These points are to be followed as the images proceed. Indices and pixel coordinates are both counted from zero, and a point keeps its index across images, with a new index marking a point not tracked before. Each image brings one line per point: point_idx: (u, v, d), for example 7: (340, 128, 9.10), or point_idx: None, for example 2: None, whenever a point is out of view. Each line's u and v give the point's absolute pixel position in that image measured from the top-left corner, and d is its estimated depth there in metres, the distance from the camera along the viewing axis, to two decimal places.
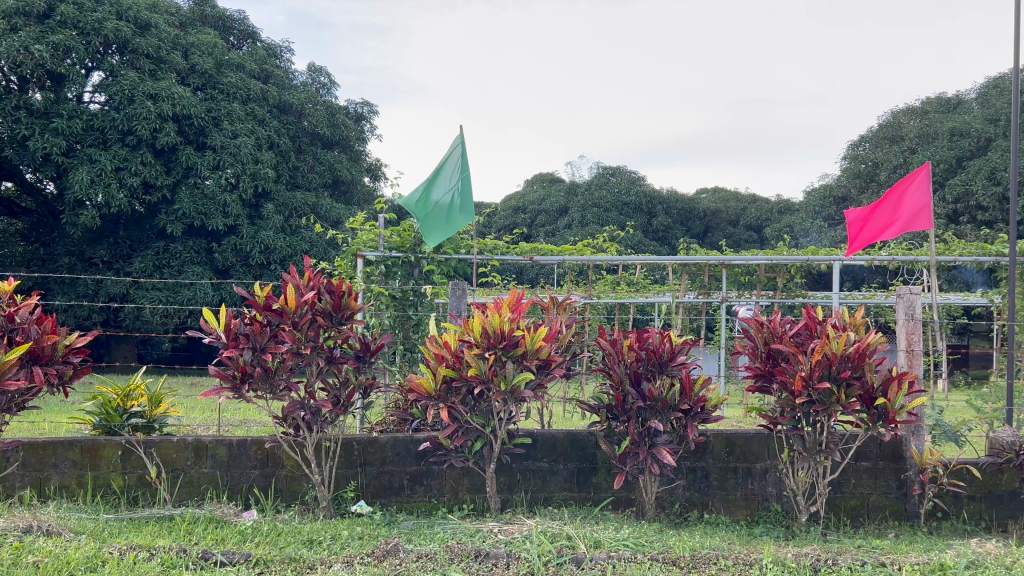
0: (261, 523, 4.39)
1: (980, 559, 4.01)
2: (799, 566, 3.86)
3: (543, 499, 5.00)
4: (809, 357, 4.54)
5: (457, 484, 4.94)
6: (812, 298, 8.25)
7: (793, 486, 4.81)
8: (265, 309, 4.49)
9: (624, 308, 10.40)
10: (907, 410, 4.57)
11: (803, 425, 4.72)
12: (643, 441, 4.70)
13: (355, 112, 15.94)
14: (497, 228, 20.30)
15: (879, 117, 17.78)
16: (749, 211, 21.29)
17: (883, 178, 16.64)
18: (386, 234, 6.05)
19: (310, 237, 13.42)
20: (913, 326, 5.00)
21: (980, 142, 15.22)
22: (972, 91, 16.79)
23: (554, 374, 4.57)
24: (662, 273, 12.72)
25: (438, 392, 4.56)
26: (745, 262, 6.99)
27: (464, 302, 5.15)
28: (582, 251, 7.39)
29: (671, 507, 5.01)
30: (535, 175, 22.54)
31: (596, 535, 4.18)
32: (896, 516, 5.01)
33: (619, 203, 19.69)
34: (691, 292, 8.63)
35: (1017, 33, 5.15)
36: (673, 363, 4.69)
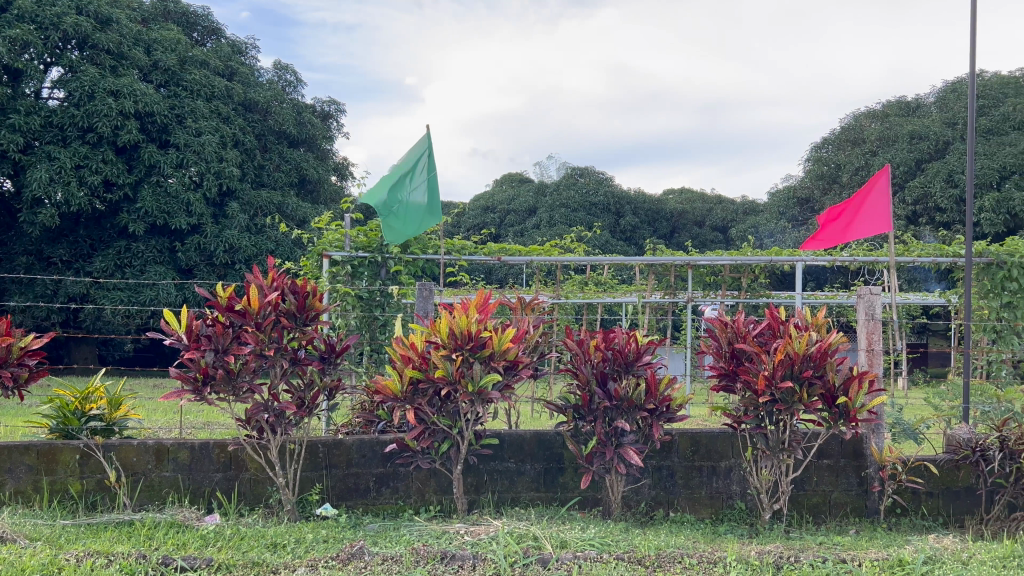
0: (224, 528, 4.33)
1: (937, 555, 4.08)
2: (762, 564, 3.90)
3: (510, 499, 5.00)
4: (771, 357, 4.60)
5: (424, 485, 4.92)
6: (775, 298, 8.35)
7: (756, 484, 4.87)
8: (227, 310, 4.42)
9: (592, 308, 10.45)
10: (867, 408, 4.64)
11: (767, 424, 4.78)
12: (610, 441, 4.72)
13: (321, 110, 15.80)
14: (466, 228, 20.26)
15: (841, 120, 18.07)
16: (714, 212, 21.49)
17: (845, 180, 16.92)
18: (352, 234, 5.99)
19: (275, 236, 13.25)
20: (873, 326, 5.09)
21: (938, 145, 15.58)
22: (931, 94, 17.13)
23: (522, 375, 4.56)
24: (629, 273, 12.77)
25: (404, 394, 4.53)
26: (709, 261, 7.06)
27: (431, 303, 5.13)
28: (549, 252, 7.41)
29: (637, 506, 5.05)
30: (503, 175, 22.55)
31: (562, 535, 4.18)
32: (857, 513, 5.09)
33: (586, 203, 19.76)
34: (657, 292, 8.69)
35: (975, 38, 5.26)
36: (639, 363, 4.71)
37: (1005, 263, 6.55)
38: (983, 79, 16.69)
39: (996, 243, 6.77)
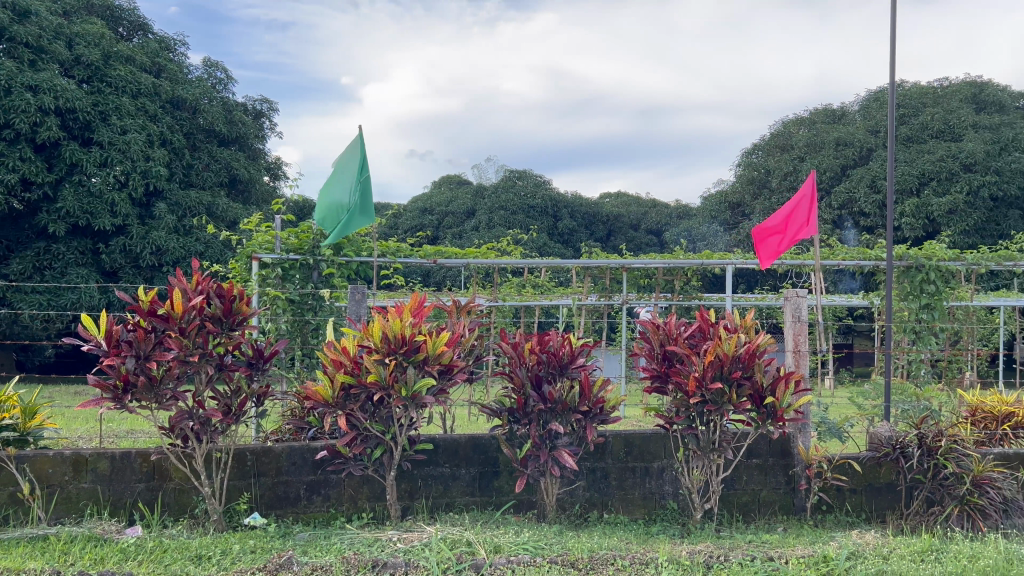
0: (146, 540, 4.17)
1: (859, 550, 4.20)
2: (693, 564, 3.95)
3: (445, 505, 4.95)
4: (701, 358, 4.68)
5: (356, 492, 4.84)
6: (709, 300, 8.48)
7: (688, 484, 4.94)
8: (149, 314, 4.26)
9: (530, 311, 10.46)
10: (794, 408, 4.75)
11: (697, 425, 4.85)
12: (544, 444, 4.72)
13: (253, 109, 15.45)
14: (403, 230, 19.90)
15: (771, 127, 18.52)
16: (649, 215, 21.81)
17: (777, 184, 17.14)
18: (283, 236, 5.86)
19: (205, 237, 12.90)
20: (800, 327, 5.21)
21: (863, 151, 16.16)
22: (854, 103, 17.71)
23: (456, 379, 4.52)
24: (566, 276, 12.83)
25: (335, 400, 4.44)
26: (643, 264, 7.13)
27: (364, 306, 5.05)
28: (485, 254, 7.37)
29: (572, 508, 5.06)
30: (441, 177, 22.43)
31: (496, 539, 4.16)
32: (785, 510, 5.21)
33: (524, 206, 19.81)
34: (593, 295, 8.75)
35: (894, 50, 5.44)
36: (573, 366, 4.73)
37: (922, 266, 6.85)
38: (904, 88, 17.35)
39: (914, 247, 7.03)
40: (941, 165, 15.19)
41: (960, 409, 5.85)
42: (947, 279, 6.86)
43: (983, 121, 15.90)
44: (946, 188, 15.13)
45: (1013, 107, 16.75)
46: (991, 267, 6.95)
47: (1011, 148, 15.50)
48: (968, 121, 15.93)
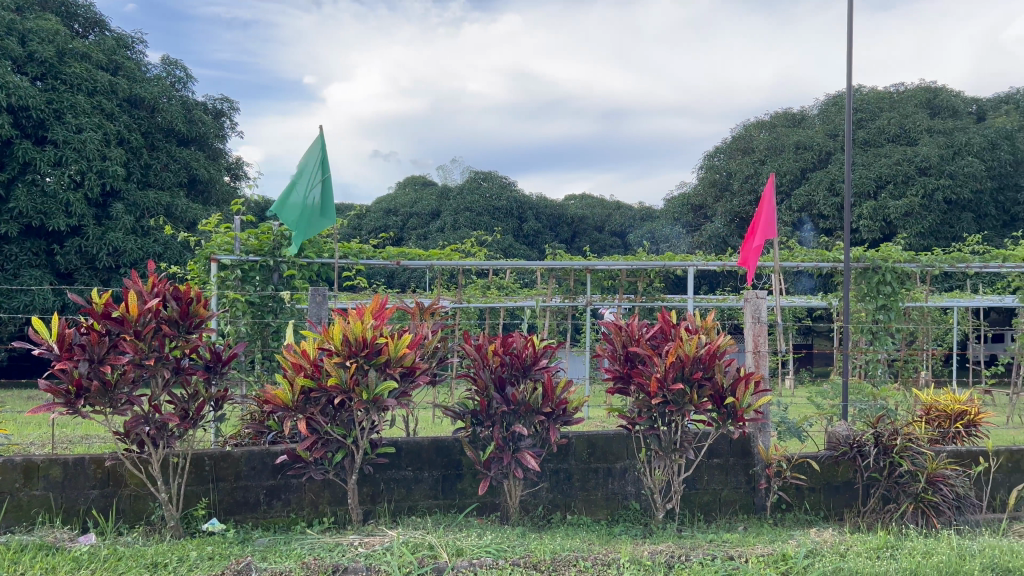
0: (100, 548, 4.08)
1: (818, 548, 4.26)
2: (654, 564, 3.98)
3: (407, 508, 4.91)
4: (663, 358, 4.72)
5: (317, 497, 4.78)
6: (671, 301, 8.55)
7: (649, 484, 4.98)
8: (103, 317, 4.17)
9: (494, 312, 10.45)
10: (753, 408, 4.80)
11: (659, 425, 4.88)
12: (508, 446, 4.71)
13: (213, 108, 15.21)
14: (367, 231, 19.74)
15: (733, 130, 18.73)
16: (613, 217, 21.93)
17: (736, 188, 17.37)
18: (242, 236, 5.76)
19: (163, 238, 12.69)
20: (759, 328, 5.27)
21: (821, 155, 16.45)
22: (814, 107, 18.00)
23: (419, 381, 4.49)
24: (530, 278, 12.84)
25: (295, 404, 4.38)
26: (607, 266, 7.15)
27: (325, 309, 5.03)
28: (448, 255, 7.34)
29: (535, 510, 5.05)
30: (405, 178, 22.32)
31: (459, 542, 4.14)
32: (746, 509, 5.26)
33: (489, 207, 19.77)
34: (557, 296, 8.76)
35: (850, 55, 5.53)
36: (536, 367, 4.73)
37: (879, 268, 6.97)
38: (861, 93, 17.67)
39: (871, 249, 7.15)
40: (898, 168, 15.51)
41: (916, 407, 5.99)
42: (902, 281, 6.99)
43: (937, 126, 16.25)
44: (902, 191, 15.45)
45: (966, 113, 17.16)
46: (946, 268, 7.10)
47: (964, 152, 15.87)
48: (923, 126, 16.27)
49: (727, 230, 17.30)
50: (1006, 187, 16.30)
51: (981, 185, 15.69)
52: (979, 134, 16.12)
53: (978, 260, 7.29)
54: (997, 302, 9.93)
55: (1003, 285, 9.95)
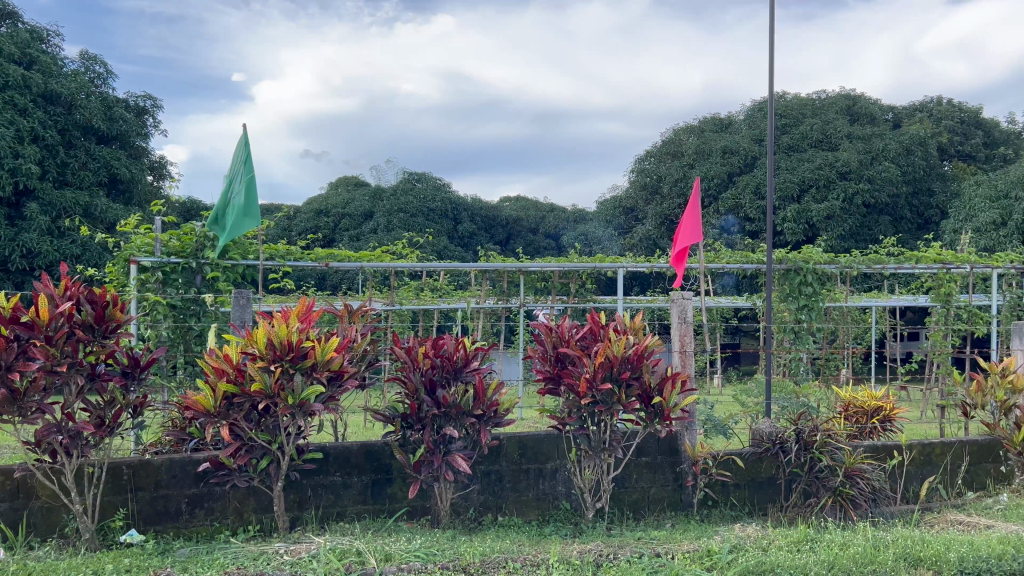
0: (7, 564, 3.89)
1: (741, 543, 4.35)
2: (583, 563, 4.00)
3: (336, 514, 4.83)
4: (592, 359, 4.76)
5: (242, 504, 4.67)
6: (602, 301, 8.66)
7: (580, 484, 5.02)
8: (10, 322, 3.98)
9: (428, 314, 10.41)
10: (680, 407, 4.88)
11: (589, 425, 4.93)
12: (438, 449, 4.68)
13: (135, 105, 14.70)
14: (297, 233, 19.37)
15: (663, 134, 19.02)
16: (547, 219, 22.09)
17: (666, 191, 17.66)
18: (163, 237, 5.55)
19: (81, 240, 12.23)
20: (686, 329, 5.37)
21: (747, 160, 16.91)
22: (741, 112, 18.46)
23: (347, 385, 4.43)
24: (464, 279, 12.84)
25: (218, 410, 4.27)
26: (538, 268, 7.18)
27: (249, 312, 4.93)
28: (379, 257, 7.26)
29: (466, 513, 5.03)
30: (337, 179, 22.05)
31: (388, 547, 4.09)
32: (673, 507, 5.35)
33: (423, 209, 19.61)
34: (490, 298, 8.78)
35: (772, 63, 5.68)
36: (467, 369, 4.71)
37: (800, 269, 7.16)
38: (785, 99, 18.19)
39: (792, 251, 7.36)
40: (820, 173, 16.02)
41: (835, 404, 6.21)
42: (822, 281, 7.23)
43: (856, 132, 16.87)
44: (824, 195, 15.96)
45: (882, 120, 17.86)
46: (863, 269, 7.36)
47: (881, 158, 16.51)
48: (843, 132, 16.87)
49: (657, 232, 17.57)
50: (920, 191, 17.03)
51: (897, 189, 16.36)
52: (895, 140, 16.79)
53: (892, 262, 7.58)
54: (911, 301, 10.35)
55: (917, 286, 10.37)
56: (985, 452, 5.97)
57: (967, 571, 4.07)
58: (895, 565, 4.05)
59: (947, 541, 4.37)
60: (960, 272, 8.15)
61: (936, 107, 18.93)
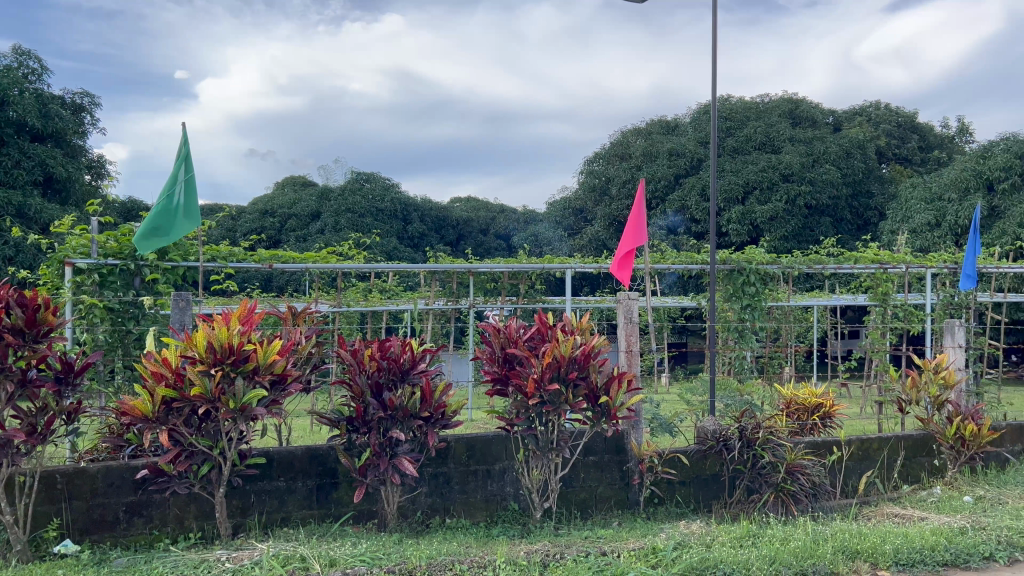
0: None
1: (685, 540, 4.41)
2: (530, 564, 4.01)
3: (279, 520, 4.75)
4: (540, 359, 4.77)
5: (182, 512, 4.56)
6: (551, 301, 8.70)
7: (528, 484, 5.02)
8: None
9: (377, 316, 10.32)
10: (626, 406, 4.93)
11: (537, 425, 4.94)
12: (384, 452, 4.63)
13: (71, 103, 14.25)
14: (242, 233, 19.02)
15: (611, 135, 19.18)
16: (497, 220, 22.14)
17: (615, 192, 17.82)
18: (100, 239, 5.38)
19: (14, 241, 11.81)
20: (632, 328, 5.42)
21: (693, 162, 17.18)
22: (687, 115, 18.72)
23: (290, 389, 4.34)
24: (414, 280, 12.77)
25: (156, 415, 4.17)
26: (486, 268, 7.17)
27: (189, 314, 4.82)
28: (325, 258, 7.15)
29: (413, 515, 4.99)
30: (284, 179, 21.73)
31: (332, 552, 4.04)
32: (620, 505, 5.39)
33: (372, 209, 19.40)
34: (439, 299, 8.74)
35: (714, 67, 5.77)
36: (414, 371, 4.67)
37: (744, 269, 7.29)
38: (730, 102, 18.49)
39: (736, 251, 7.48)
40: (763, 175, 16.33)
41: (777, 401, 6.33)
42: (765, 281, 7.37)
43: (798, 135, 17.25)
44: (767, 196, 16.28)
45: (823, 124, 18.29)
46: (804, 270, 7.53)
47: (823, 160, 16.93)
48: (786, 135, 17.24)
49: (606, 233, 17.70)
50: (860, 194, 17.51)
51: (837, 191, 16.78)
52: (835, 144, 17.23)
53: (832, 263, 7.76)
54: (850, 300, 10.63)
55: (856, 285, 10.64)
56: (921, 446, 6.14)
57: (902, 563, 4.21)
58: (834, 559, 4.15)
59: (883, 533, 4.50)
60: (897, 272, 8.39)
61: (874, 111, 19.45)
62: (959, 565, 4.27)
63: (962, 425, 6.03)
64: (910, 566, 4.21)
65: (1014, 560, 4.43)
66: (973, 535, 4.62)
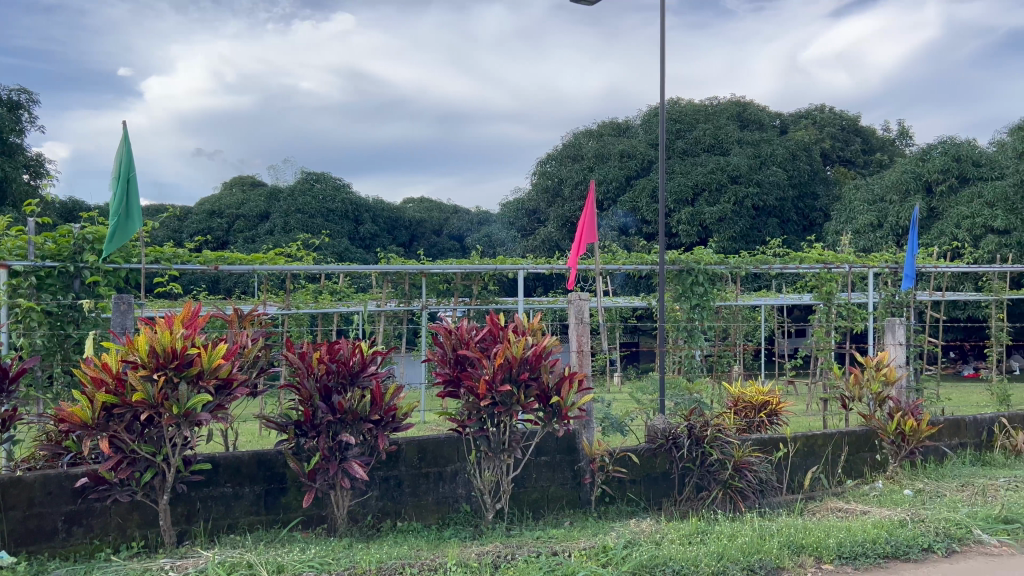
0: None
1: (635, 538, 4.45)
2: (481, 565, 4.00)
3: (226, 526, 4.66)
4: (491, 360, 4.77)
5: (125, 520, 4.44)
6: (504, 302, 8.71)
7: (480, 485, 5.01)
8: None
9: (328, 318, 10.21)
10: (577, 406, 4.95)
11: (489, 426, 4.92)
12: (334, 455, 4.57)
13: (8, 99, 13.80)
14: (188, 234, 18.63)
15: (563, 136, 19.28)
16: (451, 221, 22.10)
17: (567, 193, 17.92)
18: (36, 241, 5.21)
19: None
20: (583, 329, 5.45)
21: (643, 164, 17.38)
22: (637, 117, 18.91)
23: (237, 394, 4.26)
24: (365, 282, 12.66)
25: (96, 422, 4.05)
26: (439, 269, 7.14)
27: (130, 318, 4.71)
28: (273, 260, 7.06)
29: (363, 519, 4.93)
30: (232, 179, 21.35)
31: (280, 558, 3.97)
32: (572, 504, 5.42)
33: (322, 210, 19.14)
34: (392, 301, 8.69)
35: (663, 70, 5.83)
36: (364, 374, 4.62)
37: (692, 269, 7.39)
38: (679, 104, 18.73)
39: (685, 252, 7.57)
40: (712, 177, 16.58)
41: (725, 400, 6.43)
42: (713, 281, 7.48)
43: (746, 137, 17.56)
44: (716, 198, 16.55)
45: (770, 126, 18.65)
46: (750, 270, 7.65)
47: (769, 162, 17.29)
48: (734, 137, 17.52)
49: (559, 234, 17.77)
50: (805, 195, 17.90)
51: (783, 193, 17.14)
52: (781, 146, 17.60)
53: (778, 263, 7.91)
54: (796, 300, 10.84)
55: (802, 284, 10.86)
56: (863, 442, 6.29)
57: (845, 556, 4.32)
58: (780, 553, 4.24)
59: (827, 528, 4.60)
60: (841, 272, 8.59)
61: (819, 114, 19.88)
62: (899, 557, 4.40)
63: (902, 420, 6.22)
64: (853, 559, 4.31)
65: (951, 550, 4.58)
66: (912, 527, 4.76)
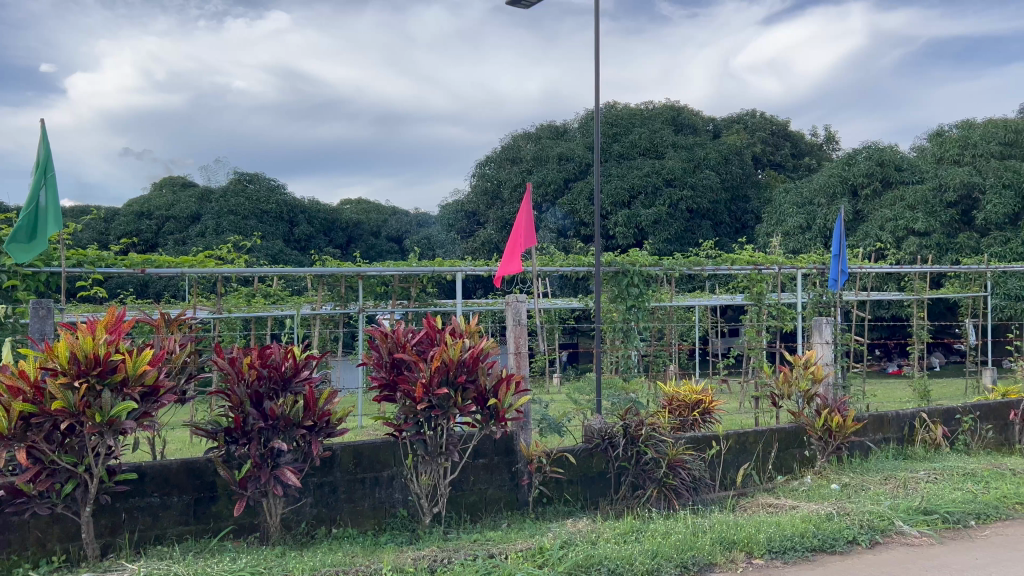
0: None
1: (571, 538, 4.48)
2: (417, 570, 3.99)
3: (153, 537, 4.51)
4: (428, 364, 4.74)
5: (45, 534, 4.26)
6: (442, 304, 8.66)
7: (416, 490, 4.98)
8: None
9: (262, 323, 10.00)
10: (514, 408, 4.96)
11: (425, 429, 4.89)
12: (266, 463, 4.47)
13: None
14: (116, 236, 18.01)
15: (502, 139, 19.31)
16: (389, 223, 21.91)
17: (505, 195, 17.97)
18: None
19: None
20: (520, 330, 5.46)
21: (581, 167, 17.58)
22: (575, 121, 19.06)
23: (164, 401, 4.13)
24: (300, 284, 12.45)
25: (13, 432, 3.88)
26: (374, 272, 7.04)
27: (50, 324, 4.52)
28: (203, 263, 6.87)
29: (297, 527, 4.83)
30: (160, 180, 20.73)
31: (209, 568, 3.88)
32: (510, 506, 5.42)
33: (256, 211, 18.74)
34: (327, 304, 8.55)
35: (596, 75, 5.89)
36: (297, 380, 4.53)
37: (627, 271, 7.46)
38: (616, 107, 18.95)
39: (621, 254, 7.64)
40: (647, 180, 16.83)
41: (659, 399, 6.52)
42: (648, 283, 7.56)
43: (680, 141, 17.87)
44: (651, 201, 16.80)
45: (703, 130, 19.03)
46: (684, 272, 7.76)
47: (703, 165, 17.64)
48: (669, 141, 17.81)
49: (498, 236, 17.79)
50: (737, 198, 18.30)
51: (716, 196, 17.52)
52: (715, 150, 17.97)
53: (711, 265, 8.05)
54: (728, 300, 11.07)
55: (734, 285, 11.09)
56: (792, 439, 6.46)
57: (775, 551, 4.43)
58: (712, 550, 4.33)
59: (757, 523, 4.71)
60: (770, 272, 8.80)
61: (751, 119, 20.34)
62: (826, 549, 4.54)
63: (829, 417, 6.39)
64: (783, 553, 4.43)
65: (874, 542, 4.75)
66: (838, 520, 4.91)
